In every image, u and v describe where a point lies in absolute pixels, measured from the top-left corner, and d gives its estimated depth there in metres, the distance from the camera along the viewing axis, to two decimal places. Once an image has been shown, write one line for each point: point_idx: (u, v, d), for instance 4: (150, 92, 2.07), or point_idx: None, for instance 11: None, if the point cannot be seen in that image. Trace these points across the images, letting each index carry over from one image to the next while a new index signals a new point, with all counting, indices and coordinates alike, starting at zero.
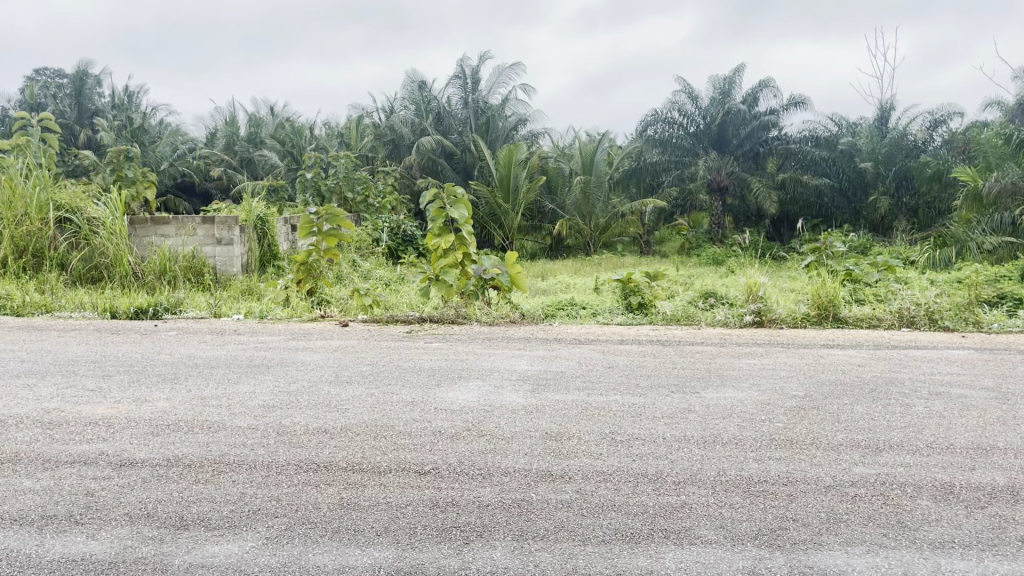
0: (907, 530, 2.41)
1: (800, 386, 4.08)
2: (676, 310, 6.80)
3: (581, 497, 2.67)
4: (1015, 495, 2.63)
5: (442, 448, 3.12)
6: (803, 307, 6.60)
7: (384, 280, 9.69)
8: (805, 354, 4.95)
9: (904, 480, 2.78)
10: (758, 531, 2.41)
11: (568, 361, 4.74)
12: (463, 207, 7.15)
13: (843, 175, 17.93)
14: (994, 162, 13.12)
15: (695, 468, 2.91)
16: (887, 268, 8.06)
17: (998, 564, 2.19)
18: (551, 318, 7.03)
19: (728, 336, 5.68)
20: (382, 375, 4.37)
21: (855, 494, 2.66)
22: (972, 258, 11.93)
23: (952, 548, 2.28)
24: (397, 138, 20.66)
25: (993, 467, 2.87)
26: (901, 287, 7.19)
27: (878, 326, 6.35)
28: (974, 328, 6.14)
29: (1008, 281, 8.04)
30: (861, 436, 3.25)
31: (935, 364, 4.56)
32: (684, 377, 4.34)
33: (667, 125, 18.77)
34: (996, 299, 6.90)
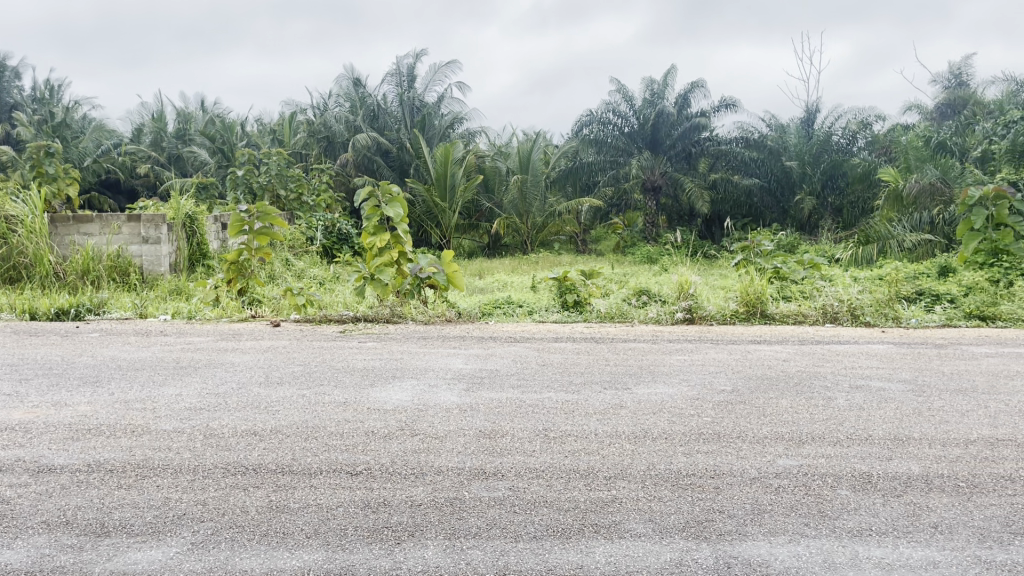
0: (828, 519, 2.49)
1: (727, 381, 4.18)
2: (609, 308, 6.88)
3: (513, 494, 2.68)
4: (928, 484, 2.74)
5: (375, 448, 3.09)
6: (732, 303, 6.77)
7: (318, 280, 9.56)
8: (733, 349, 5.09)
9: (825, 471, 2.87)
10: (685, 523, 2.46)
11: (503, 359, 4.76)
12: (398, 205, 7.08)
13: (772, 174, 18.33)
14: (913, 164, 13.65)
15: (626, 463, 2.96)
16: (812, 266, 8.28)
17: (912, 549, 2.28)
18: (488, 316, 7.05)
19: (661, 333, 5.80)
20: (314, 375, 4.31)
21: (778, 486, 2.74)
22: (893, 255, 12.28)
23: (869, 535, 2.37)
24: (331, 134, 20.39)
25: (909, 457, 2.99)
26: (825, 285, 7.38)
27: (803, 322, 6.55)
28: (894, 322, 6.38)
29: (927, 277, 8.36)
30: (783, 429, 3.34)
31: (857, 359, 4.73)
32: (616, 373, 4.39)
33: (601, 125, 18.88)
34: (915, 295, 7.16)
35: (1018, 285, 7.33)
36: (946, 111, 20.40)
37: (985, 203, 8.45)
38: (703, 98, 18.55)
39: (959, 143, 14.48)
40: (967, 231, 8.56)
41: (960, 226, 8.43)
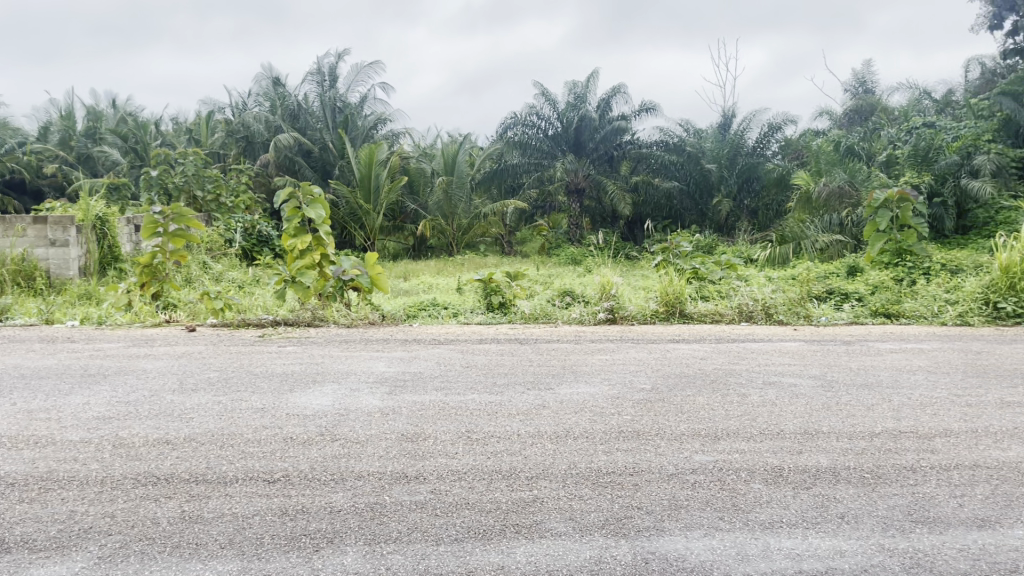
0: (741, 512, 2.56)
1: (647, 380, 4.25)
2: (533, 309, 6.92)
3: (434, 497, 2.67)
4: (835, 476, 2.85)
5: (293, 454, 3.03)
6: (652, 303, 6.90)
7: (237, 283, 9.35)
8: (653, 348, 5.18)
9: (738, 465, 2.95)
10: (605, 521, 2.50)
11: (427, 361, 4.74)
12: (320, 206, 6.96)
13: (691, 178, 18.78)
14: (823, 167, 14.20)
15: (548, 462, 2.98)
16: (728, 266, 8.54)
17: (820, 540, 2.37)
18: (412, 319, 7.01)
19: (582, 333, 5.85)
20: (231, 381, 4.20)
21: (694, 481, 2.81)
22: (807, 254, 12.66)
23: (779, 527, 2.45)
24: (250, 134, 19.92)
25: (817, 450, 3.10)
26: (740, 285, 7.62)
27: (720, 321, 6.72)
28: (805, 321, 6.63)
29: (836, 276, 8.70)
30: (700, 425, 3.42)
31: (770, 356, 4.87)
32: (539, 374, 4.42)
33: (526, 127, 18.99)
34: (825, 295, 7.44)
35: (919, 284, 7.69)
36: (853, 118, 21.15)
37: (888, 206, 8.88)
38: (625, 103, 18.88)
39: (865, 148, 15.13)
40: (874, 232, 8.93)
41: (867, 226, 8.79)
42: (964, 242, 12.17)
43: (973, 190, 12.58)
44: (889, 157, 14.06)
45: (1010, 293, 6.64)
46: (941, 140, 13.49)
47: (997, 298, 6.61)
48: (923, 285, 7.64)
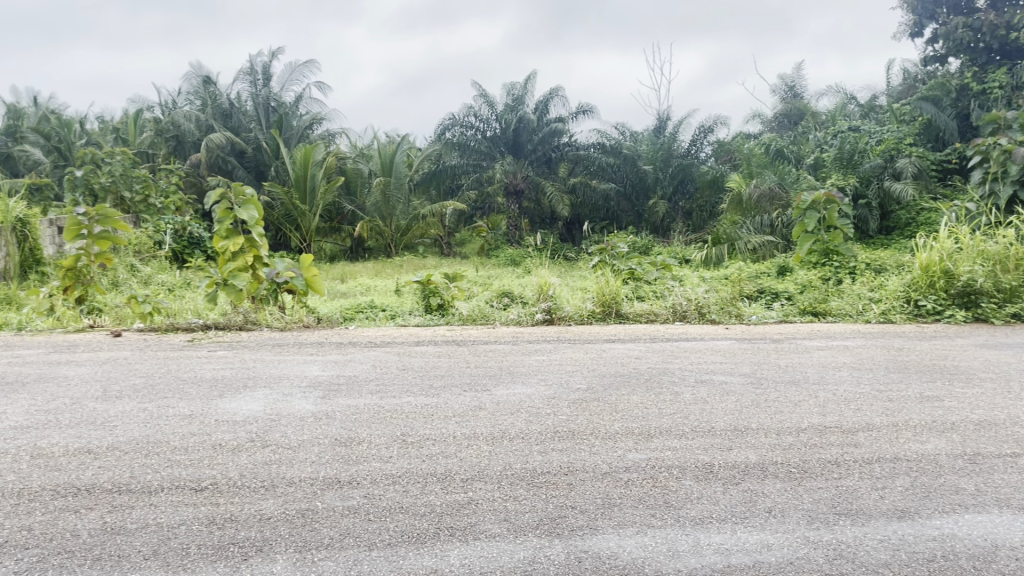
0: (672, 509, 2.60)
1: (583, 380, 4.28)
2: (471, 311, 6.90)
3: (368, 502, 2.64)
4: (764, 471, 2.91)
5: (222, 462, 2.96)
6: (589, 304, 6.96)
7: (167, 286, 9.11)
8: (589, 349, 5.22)
9: (671, 463, 3.00)
10: (539, 521, 2.51)
11: (361, 365, 4.68)
12: (253, 207, 6.81)
13: (627, 180, 19.03)
14: (754, 169, 14.56)
15: (483, 464, 2.98)
16: (663, 267, 8.70)
17: (748, 534, 2.42)
18: (349, 321, 6.94)
19: (520, 334, 5.85)
20: (158, 387, 4.08)
21: (627, 479, 2.84)
22: (740, 254, 12.94)
23: (709, 523, 2.49)
24: (180, 133, 19.44)
25: (747, 446, 3.17)
26: (674, 285, 7.76)
27: (655, 320, 6.82)
28: (736, 319, 6.77)
29: (767, 276, 8.93)
30: (634, 424, 3.46)
31: (703, 355, 4.96)
32: (475, 375, 4.41)
33: (464, 129, 18.96)
34: (756, 294, 7.62)
35: (845, 282, 7.94)
36: (783, 121, 21.71)
37: (816, 207, 9.16)
38: (562, 106, 19.02)
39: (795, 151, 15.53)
40: (802, 232, 9.16)
41: (796, 227, 9.05)
42: (888, 242, 12.63)
43: (895, 192, 13.06)
44: (817, 160, 14.49)
45: (930, 291, 6.91)
46: (864, 143, 13.99)
47: (918, 296, 6.87)
48: (849, 284, 7.87)
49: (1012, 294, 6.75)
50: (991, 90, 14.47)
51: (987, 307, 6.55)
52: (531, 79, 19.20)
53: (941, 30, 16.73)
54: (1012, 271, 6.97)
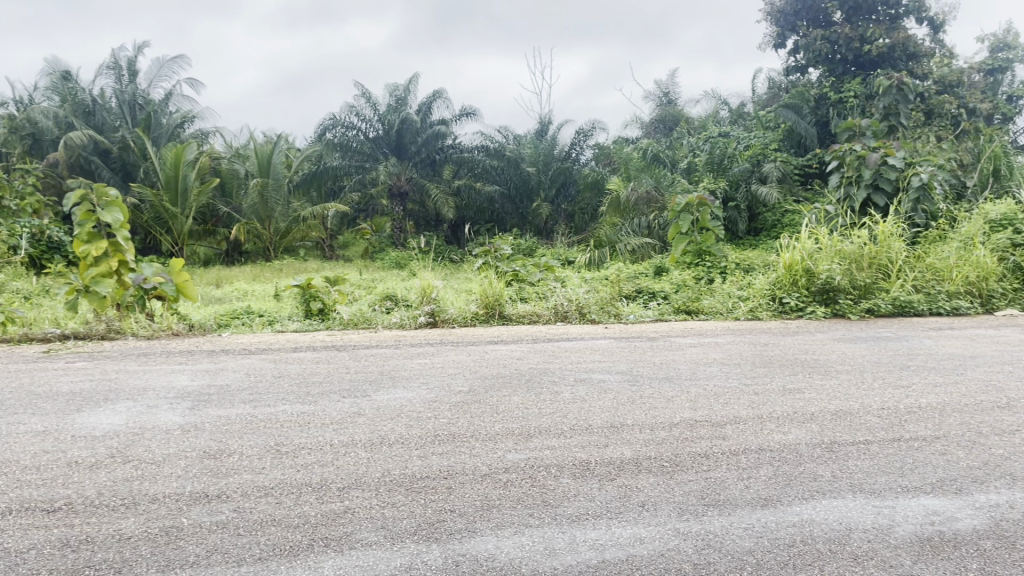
0: (550, 508, 2.62)
1: (465, 382, 4.28)
2: (353, 315, 6.78)
3: (238, 516, 2.54)
4: (638, 466, 2.99)
5: (78, 480, 2.78)
6: (472, 306, 6.94)
7: (23, 294, 8.51)
8: (471, 350, 5.22)
9: (550, 461, 3.03)
10: (417, 526, 2.48)
11: (234, 373, 4.51)
12: (117, 210, 6.44)
13: (511, 182, 19.20)
14: (632, 173, 15.00)
15: (360, 471, 2.92)
16: (546, 269, 8.86)
17: (622, 529, 2.47)
18: (224, 328, 6.69)
19: (402, 337, 5.80)
20: (7, 403, 3.78)
21: (506, 480, 2.85)
22: (620, 256, 13.29)
23: (585, 520, 2.53)
24: (37, 131, 18.21)
25: (623, 443, 3.24)
26: (556, 286, 7.90)
27: (537, 321, 6.90)
28: (615, 319, 6.94)
29: (645, 276, 9.21)
30: (515, 425, 3.48)
31: (582, 354, 5.05)
32: (355, 381, 4.33)
33: (344, 129, 18.26)
34: (634, 294, 7.84)
35: (717, 282, 8.30)
36: (659, 127, 22.43)
37: (689, 210, 9.58)
38: (446, 108, 18.99)
39: (670, 154, 16.08)
40: (677, 234, 9.55)
41: (671, 229, 9.43)
42: (755, 243, 13.29)
43: (762, 195, 13.75)
44: (690, 164, 15.09)
45: (793, 289, 7.30)
46: (732, 148, 14.68)
47: (782, 293, 7.25)
48: (720, 284, 8.21)
49: (866, 291, 7.24)
50: (847, 99, 15.44)
51: (844, 302, 6.99)
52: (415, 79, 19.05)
53: (802, 42, 17.71)
54: (866, 269, 7.47)
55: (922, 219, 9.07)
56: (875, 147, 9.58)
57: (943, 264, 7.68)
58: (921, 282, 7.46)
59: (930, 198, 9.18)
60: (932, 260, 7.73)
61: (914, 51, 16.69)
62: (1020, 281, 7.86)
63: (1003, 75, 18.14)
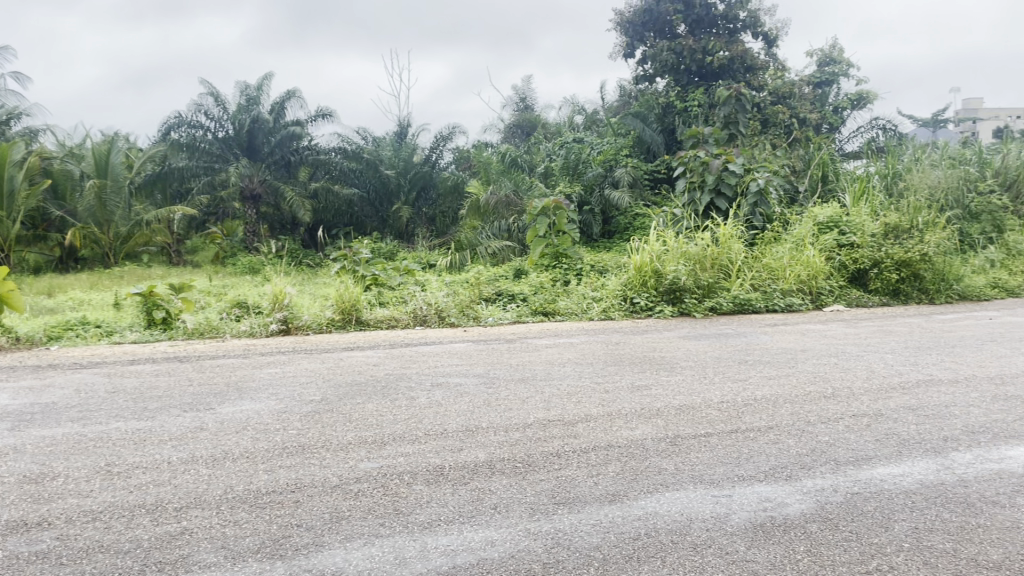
0: (401, 516, 2.58)
1: (317, 391, 4.15)
2: (199, 323, 6.45)
3: (61, 544, 2.35)
4: (492, 469, 3.00)
5: None
6: (327, 312, 6.77)
7: None
8: (325, 358, 5.08)
9: (402, 469, 2.99)
10: (260, 544, 2.37)
11: (62, 390, 4.17)
12: None
13: (369, 185, 19.02)
14: (491, 176, 15.11)
15: (201, 489, 2.78)
16: (407, 273, 8.78)
17: (475, 533, 2.46)
18: (54, 340, 6.21)
19: (253, 346, 5.58)
20: None
21: (356, 490, 2.78)
22: (480, 259, 13.36)
23: (437, 526, 2.51)
24: None
25: (478, 446, 3.24)
26: (414, 289, 7.84)
27: (396, 326, 6.82)
28: (474, 322, 6.97)
29: (505, 279, 9.30)
30: (368, 433, 3.42)
31: (439, 358, 5.02)
32: (198, 394, 4.11)
33: (192, 129, 17.61)
34: (494, 296, 7.91)
35: (573, 284, 8.48)
36: (516, 132, 22.76)
37: (547, 214, 9.79)
38: (300, 108, 18.54)
39: (528, 159, 16.35)
40: (535, 237, 9.74)
41: (529, 232, 9.63)
42: (609, 245, 13.69)
43: (614, 199, 14.22)
44: (546, 169, 15.40)
45: (643, 289, 7.58)
46: (587, 153, 15.15)
47: (632, 294, 7.52)
48: (575, 285, 8.43)
49: (709, 290, 7.60)
50: (691, 108, 16.22)
51: (690, 302, 7.33)
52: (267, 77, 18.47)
53: (650, 52, 18.46)
54: (709, 269, 7.87)
55: (760, 222, 9.68)
56: (716, 154, 10.15)
57: (778, 263, 8.20)
58: (758, 281, 7.92)
59: (767, 202, 9.80)
60: (768, 260, 8.25)
61: (751, 63, 17.78)
62: (845, 278, 8.52)
63: (829, 88, 19.63)
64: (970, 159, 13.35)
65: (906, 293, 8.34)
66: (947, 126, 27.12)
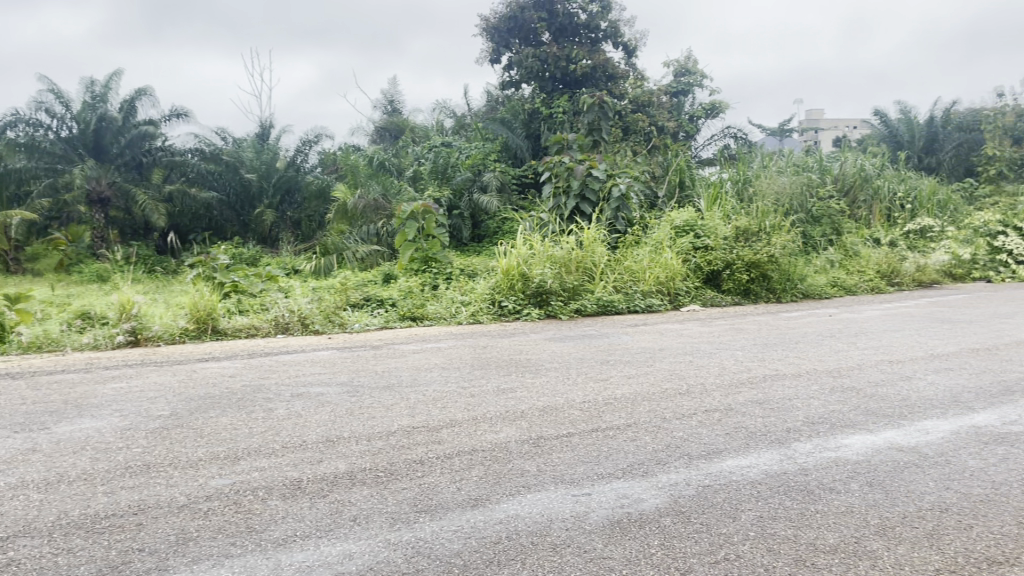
0: (254, 534, 2.48)
1: (167, 406, 3.93)
2: (36, 336, 5.98)
3: None
4: (352, 479, 2.92)
5: None
6: (181, 321, 6.44)
7: None
8: (177, 370, 4.82)
9: (257, 484, 2.87)
10: (97, 572, 2.21)
11: None
12: None
13: (229, 189, 18.30)
14: (359, 180, 14.87)
15: (30, 516, 2.56)
16: (271, 279, 8.50)
17: (332, 546, 2.39)
18: None
19: (96, 360, 5.22)
20: None
21: (206, 509, 2.65)
22: (348, 264, 13.10)
23: (291, 542, 2.42)
24: None
25: (337, 457, 3.16)
26: (277, 296, 7.58)
27: (256, 335, 6.57)
28: (339, 328, 6.81)
29: (373, 283, 9.15)
30: (220, 448, 3.26)
31: (301, 367, 4.87)
32: (32, 413, 3.80)
33: (31, 126, 16.87)
34: (362, 302, 7.76)
35: (441, 288, 8.46)
36: (384, 135, 22.50)
37: (415, 218, 9.72)
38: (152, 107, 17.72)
39: (396, 163, 16.18)
40: (404, 241, 9.62)
41: (398, 236, 9.48)
42: (478, 249, 13.74)
43: (482, 203, 14.30)
44: (415, 173, 15.30)
45: (510, 293, 7.64)
46: (455, 158, 15.21)
47: (500, 297, 7.57)
48: (444, 289, 8.38)
49: (575, 292, 7.78)
50: (557, 114, 16.63)
51: (556, 304, 7.47)
52: (115, 75, 17.49)
53: (515, 59, 18.65)
54: (574, 272, 8.05)
55: (622, 226, 9.98)
56: (581, 160, 10.46)
57: (640, 266, 8.47)
58: (620, 283, 8.16)
59: (628, 206, 10.15)
60: (630, 262, 8.52)
61: (612, 72, 18.37)
62: (700, 279, 8.89)
63: (685, 98, 20.54)
64: (813, 168, 14.31)
65: (755, 292, 8.83)
66: (792, 136, 28.90)
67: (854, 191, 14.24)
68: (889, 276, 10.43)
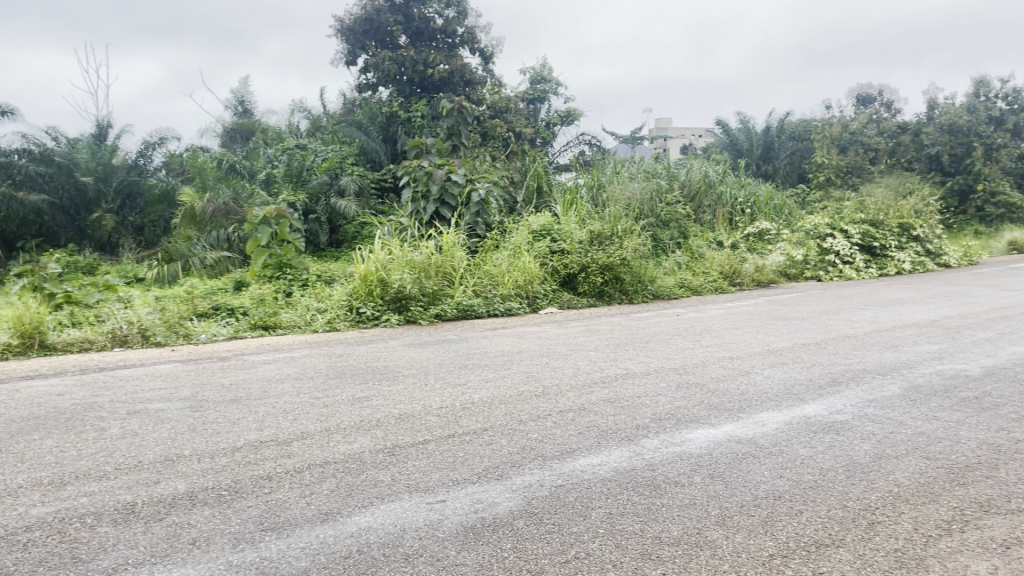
0: (79, 565, 2.29)
1: None
2: None
3: None
4: (192, 500, 2.77)
5: None
6: (2, 336, 5.91)
7: None
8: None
9: (84, 511, 2.66)
10: None
11: None
12: None
13: (62, 192, 16.89)
14: (207, 182, 14.18)
15: None
16: (108, 288, 7.95)
17: (168, 572, 2.25)
18: None
19: None
20: None
21: (25, 541, 2.43)
22: (195, 271, 12.48)
23: (122, 571, 2.26)
24: None
25: (177, 477, 2.98)
26: (115, 307, 7.10)
27: (90, 349, 6.13)
28: (184, 340, 6.46)
29: (223, 292, 8.74)
30: (44, 473, 3.01)
31: (140, 382, 4.58)
32: None
33: None
34: (210, 311, 7.39)
35: (296, 295, 8.20)
36: (234, 136, 21.60)
37: (267, 222, 9.38)
38: None
39: (248, 167, 15.56)
40: (256, 247, 9.26)
41: (250, 241, 9.14)
42: (335, 255, 13.44)
43: (340, 208, 14.01)
44: (268, 176, 14.78)
45: (368, 299, 7.51)
46: (309, 161, 14.82)
47: (358, 304, 7.42)
48: (299, 296, 8.13)
49: (435, 297, 7.76)
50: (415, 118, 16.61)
51: (415, 310, 7.42)
52: None
53: (371, 61, 18.41)
54: (433, 277, 8.02)
55: (481, 230, 10.04)
56: (439, 164, 10.42)
57: (499, 270, 8.53)
58: (479, 287, 8.21)
59: (487, 211, 10.24)
60: (489, 266, 8.57)
61: (469, 77, 18.46)
62: (557, 282, 9.09)
63: (541, 104, 20.90)
64: (662, 174, 14.89)
65: (609, 294, 9.10)
66: (643, 142, 30.00)
67: (699, 196, 14.98)
68: (730, 277, 11.02)
